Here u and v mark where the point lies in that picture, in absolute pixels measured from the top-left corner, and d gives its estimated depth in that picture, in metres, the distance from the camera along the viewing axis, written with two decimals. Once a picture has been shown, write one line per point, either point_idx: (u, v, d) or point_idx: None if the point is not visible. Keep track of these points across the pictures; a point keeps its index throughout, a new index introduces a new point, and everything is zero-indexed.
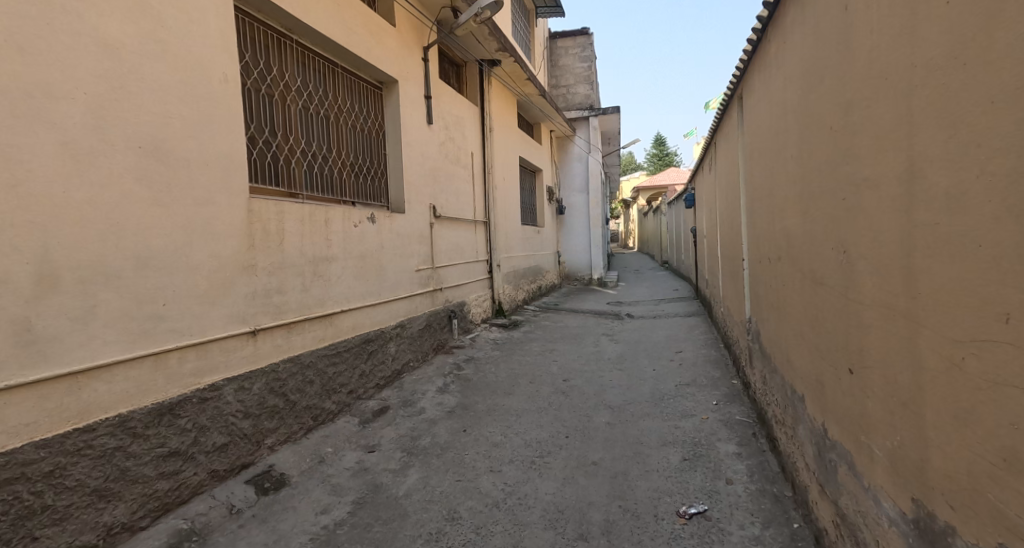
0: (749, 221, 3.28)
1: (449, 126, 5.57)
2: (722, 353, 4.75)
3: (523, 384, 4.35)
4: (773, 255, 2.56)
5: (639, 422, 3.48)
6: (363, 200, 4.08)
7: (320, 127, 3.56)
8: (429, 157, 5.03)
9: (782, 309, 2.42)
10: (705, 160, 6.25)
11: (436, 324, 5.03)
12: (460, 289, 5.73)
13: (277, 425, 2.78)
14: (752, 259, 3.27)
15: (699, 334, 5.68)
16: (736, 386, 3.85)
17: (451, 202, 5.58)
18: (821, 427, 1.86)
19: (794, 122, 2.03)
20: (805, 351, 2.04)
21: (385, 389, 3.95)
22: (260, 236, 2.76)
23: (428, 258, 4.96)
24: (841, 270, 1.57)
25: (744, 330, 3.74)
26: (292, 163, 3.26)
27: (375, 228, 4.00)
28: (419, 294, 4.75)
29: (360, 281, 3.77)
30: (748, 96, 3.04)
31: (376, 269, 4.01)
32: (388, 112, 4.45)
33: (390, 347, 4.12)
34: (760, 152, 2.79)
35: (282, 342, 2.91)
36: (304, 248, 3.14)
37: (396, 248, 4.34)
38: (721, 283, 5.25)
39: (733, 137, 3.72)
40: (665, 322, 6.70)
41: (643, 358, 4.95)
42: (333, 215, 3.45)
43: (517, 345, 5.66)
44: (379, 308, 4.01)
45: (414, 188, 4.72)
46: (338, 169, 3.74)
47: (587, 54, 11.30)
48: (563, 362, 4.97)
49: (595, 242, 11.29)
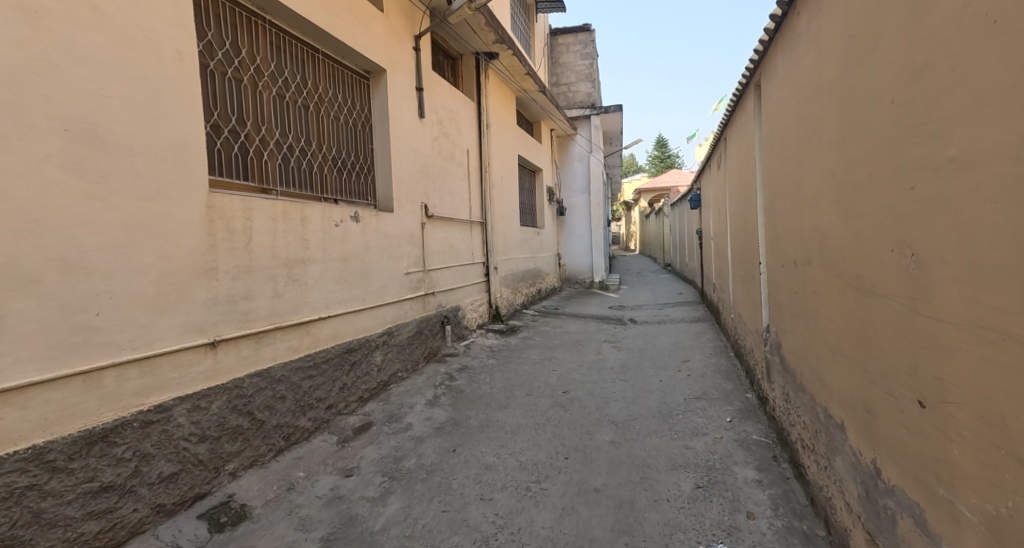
0: (768, 220, 2.98)
1: (442, 121, 5.27)
2: (733, 363, 4.43)
3: (520, 396, 4.04)
4: (801, 259, 2.26)
5: (645, 441, 3.17)
6: (347, 197, 3.79)
7: (298, 118, 3.27)
8: (421, 153, 4.74)
9: (813, 322, 2.11)
10: (712, 157, 5.96)
11: (427, 331, 4.73)
12: (454, 293, 5.43)
13: (240, 448, 2.47)
14: (770, 263, 2.96)
15: (706, 341, 5.37)
16: (752, 401, 3.53)
17: (445, 201, 5.29)
18: (869, 465, 1.55)
19: (834, 101, 1.73)
20: (845, 372, 1.74)
21: (369, 402, 3.65)
22: (224, 236, 2.46)
23: (419, 261, 4.66)
24: (906, 277, 1.26)
25: (761, 340, 3.43)
26: (265, 156, 2.97)
27: (359, 228, 3.71)
28: (409, 299, 4.45)
29: (342, 286, 3.47)
30: (769, 81, 2.74)
31: (361, 272, 3.71)
32: (377, 104, 4.16)
33: (375, 357, 3.82)
34: (783, 143, 2.48)
35: (248, 354, 2.61)
36: (277, 248, 2.84)
37: (384, 250, 4.04)
38: (732, 288, 4.94)
39: (748, 129, 3.41)
40: (670, 328, 6.38)
41: (648, 368, 4.64)
42: (311, 214, 3.16)
43: (513, 352, 5.35)
44: (363, 315, 3.72)
45: (404, 186, 4.42)
46: (317, 164, 3.45)
47: (588, 51, 11.02)
48: (563, 372, 4.66)
49: (596, 244, 10.99)
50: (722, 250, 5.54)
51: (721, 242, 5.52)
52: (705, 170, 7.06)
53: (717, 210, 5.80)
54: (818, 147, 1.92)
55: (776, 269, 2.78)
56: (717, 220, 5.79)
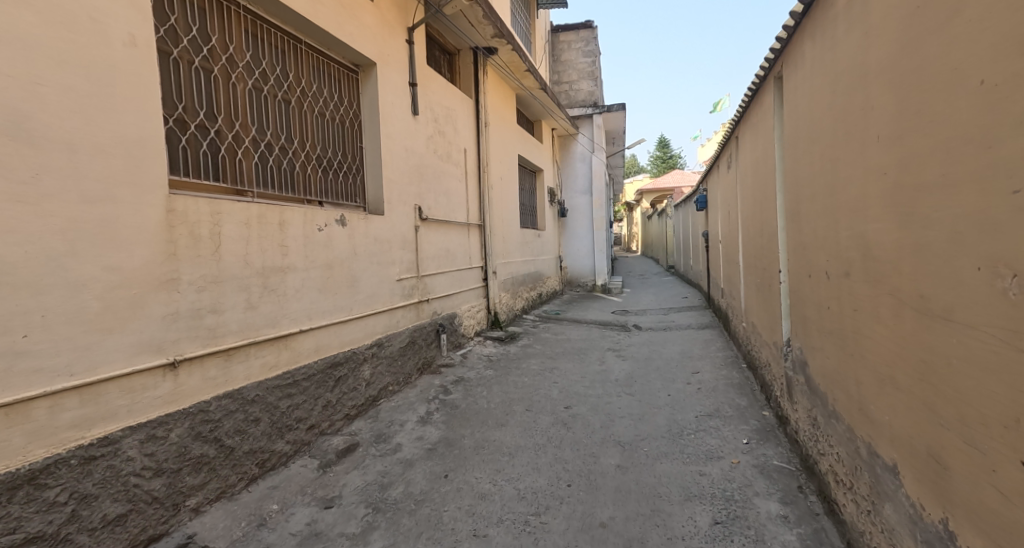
0: (790, 226, 2.71)
1: (438, 119, 5.02)
2: (746, 377, 4.17)
3: (519, 412, 3.78)
4: (835, 271, 1.99)
5: (655, 466, 2.90)
6: (333, 199, 3.54)
7: (277, 114, 3.01)
8: (414, 153, 4.48)
9: (851, 344, 1.85)
10: (722, 157, 5.69)
11: (421, 341, 4.47)
12: (450, 300, 5.18)
13: (206, 480, 2.21)
14: (793, 271, 2.70)
15: (716, 351, 5.11)
16: (770, 420, 3.26)
17: (440, 203, 5.03)
18: (938, 525, 1.28)
19: (888, 88, 1.46)
20: (900, 407, 1.48)
21: (356, 420, 3.39)
22: (188, 243, 2.20)
23: (412, 266, 4.41)
24: (1005, 304, 0.99)
25: (780, 355, 3.17)
26: (240, 155, 2.71)
27: (346, 232, 3.46)
28: (401, 307, 4.19)
29: (325, 295, 3.21)
30: (794, 72, 2.47)
31: (347, 280, 3.45)
32: (367, 100, 3.91)
33: (363, 371, 3.57)
34: (811, 140, 2.23)
35: (217, 374, 2.35)
36: (251, 256, 2.58)
37: (373, 256, 3.79)
38: (744, 296, 4.67)
39: (767, 125, 3.15)
40: (676, 336, 6.11)
41: (655, 380, 4.38)
42: (290, 218, 2.90)
43: (512, 362, 5.09)
44: (349, 326, 3.46)
45: (396, 187, 4.17)
46: (299, 163, 3.20)
47: (590, 49, 10.76)
48: (564, 384, 4.40)
49: (598, 246, 10.73)
50: (731, 255, 5.28)
51: (731, 246, 5.25)
52: (713, 170, 6.80)
53: (726, 213, 5.53)
54: (863, 143, 1.65)
55: (801, 281, 2.51)
56: (726, 223, 5.54)
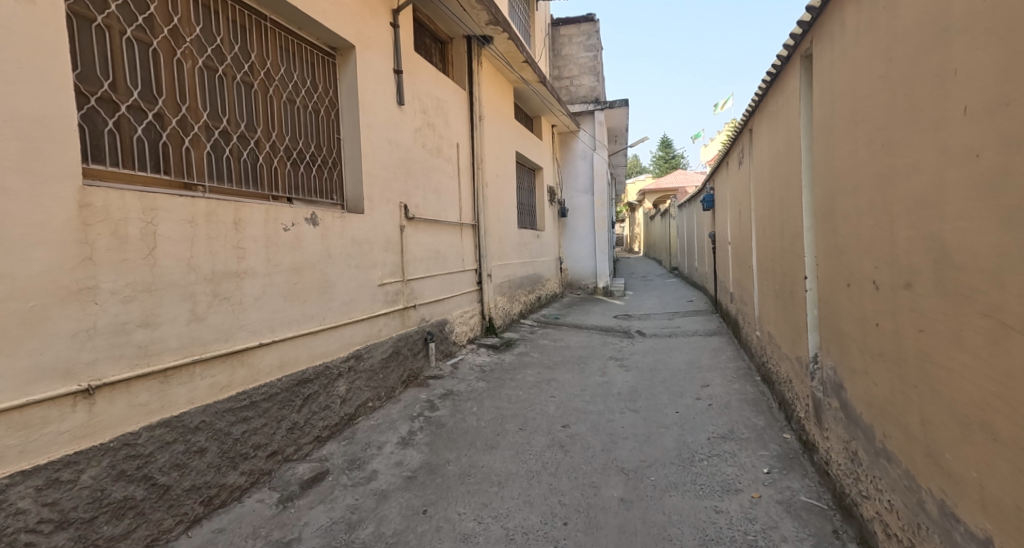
0: (821, 226, 2.35)
1: (427, 111, 4.67)
2: (761, 392, 3.80)
3: (511, 432, 3.42)
4: (889, 281, 1.63)
5: (664, 499, 2.53)
6: (304, 196, 3.20)
7: (236, 98, 2.66)
8: (399, 146, 4.14)
9: (914, 372, 1.48)
10: (732, 153, 5.33)
11: (406, 351, 4.12)
12: (440, 305, 4.83)
13: (131, 528, 1.86)
14: (825, 278, 2.32)
15: (726, 362, 4.74)
16: (794, 445, 2.89)
17: (429, 201, 4.68)
18: None
19: (986, 41, 1.10)
20: (999, 467, 1.11)
21: (327, 443, 3.04)
22: (110, 244, 1.85)
23: (395, 269, 4.06)
24: None
25: (804, 372, 2.80)
26: (187, 143, 2.36)
27: (317, 232, 3.11)
28: (383, 315, 3.85)
29: (291, 303, 2.86)
30: (830, 45, 2.11)
31: (318, 285, 3.10)
32: (344, 88, 3.58)
33: (337, 386, 3.22)
34: (854, 123, 1.86)
35: (151, 400, 1.99)
36: (196, 259, 2.22)
37: (350, 258, 3.44)
38: (758, 303, 4.31)
39: (790, 112, 2.78)
40: (682, 343, 5.74)
41: (661, 395, 4.02)
42: (249, 215, 2.55)
43: (507, 373, 4.73)
44: (321, 337, 3.11)
45: (378, 183, 3.82)
46: (263, 155, 2.85)
47: (591, 43, 10.40)
48: (562, 399, 4.04)
49: (600, 247, 10.37)
50: (743, 257, 4.91)
51: (743, 247, 4.88)
52: (721, 167, 6.42)
53: (738, 212, 5.16)
54: (941, 117, 1.29)
55: (837, 290, 2.14)
56: (737, 223, 5.18)
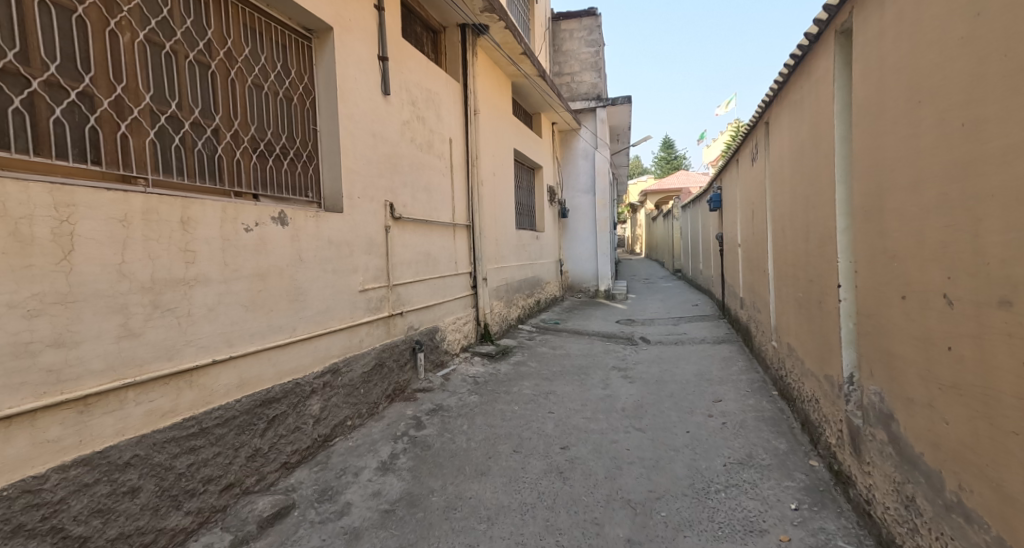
0: (861, 227, 2.01)
1: (415, 103, 4.36)
2: (780, 410, 3.46)
3: (504, 455, 3.08)
4: (970, 294, 1.29)
5: (677, 541, 2.19)
6: (274, 192, 2.87)
7: (189, 79, 2.34)
8: (383, 140, 3.82)
9: (1013, 415, 1.15)
10: (743, 149, 5.00)
11: (392, 363, 3.80)
12: (431, 312, 4.50)
13: None
14: (867, 287, 1.99)
15: (738, 374, 4.39)
16: (824, 476, 2.54)
17: (418, 200, 4.36)
18: None
19: None
20: None
21: (296, 470, 2.70)
22: (7, 246, 1.54)
23: (379, 274, 3.73)
24: None
25: (835, 393, 2.46)
26: (123, 129, 2.03)
27: (287, 233, 2.78)
28: (365, 323, 3.52)
29: (253, 313, 2.52)
30: (877, 11, 1.77)
31: (287, 292, 2.77)
32: (322, 74, 3.27)
33: (310, 405, 2.88)
34: (917, 101, 1.52)
35: (66, 433, 1.67)
36: (130, 265, 1.90)
37: (325, 262, 3.11)
38: (774, 312, 3.96)
39: (820, 96, 2.45)
40: (689, 352, 5.40)
41: (670, 411, 3.68)
42: (201, 213, 2.21)
43: (502, 385, 4.40)
44: (290, 351, 2.77)
45: (359, 180, 3.51)
46: (223, 146, 2.53)
47: (593, 38, 10.08)
48: (561, 416, 3.70)
49: (601, 249, 10.03)
50: (757, 261, 4.57)
51: (757, 250, 4.55)
52: (731, 165, 6.09)
53: (750, 212, 4.84)
54: None
55: (885, 303, 1.80)
56: (750, 224, 4.85)
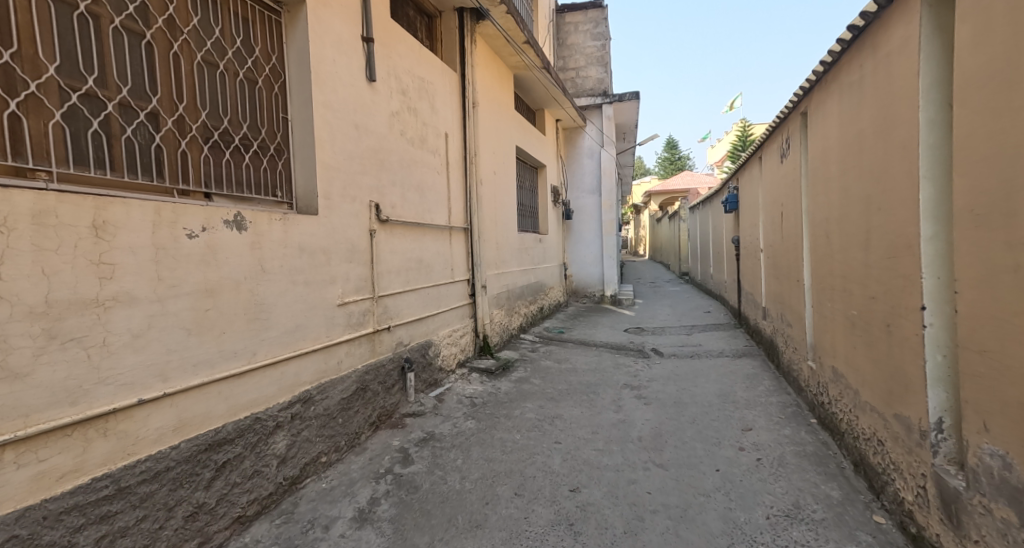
0: (968, 237, 1.55)
1: (406, 92, 3.92)
2: (824, 445, 2.99)
3: (505, 500, 2.62)
4: None
5: None
6: (233, 191, 2.42)
7: (114, 51, 1.88)
8: (368, 133, 3.38)
9: None
10: (769, 146, 4.56)
11: (377, 386, 3.35)
12: (423, 325, 4.05)
13: None
14: (977, 315, 1.52)
15: (767, 396, 3.93)
16: (897, 540, 2.07)
17: (409, 201, 3.92)
18: None
19: None
20: None
21: (253, 525, 2.24)
22: None
23: (363, 284, 3.28)
24: None
25: (911, 440, 1.99)
26: (15, 109, 1.59)
27: (246, 240, 2.32)
28: (345, 342, 3.07)
29: (201, 337, 2.06)
30: None
31: (247, 310, 2.32)
32: (293, 54, 2.81)
33: (274, 443, 2.42)
34: None
35: None
36: (11, 284, 1.45)
37: (296, 273, 2.66)
38: (812, 329, 3.49)
39: (896, 74, 1.99)
40: (707, 368, 4.94)
41: (695, 443, 3.23)
42: (124, 215, 1.76)
43: (502, 407, 3.95)
44: (249, 380, 2.31)
45: (338, 177, 3.07)
46: (164, 134, 2.07)
47: (600, 31, 9.65)
48: (569, 447, 3.25)
49: (607, 252, 9.57)
50: (787, 268, 4.11)
51: (788, 256, 4.09)
52: (751, 164, 5.63)
53: (778, 215, 4.37)
54: None
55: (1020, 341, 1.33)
56: (778, 227, 4.39)
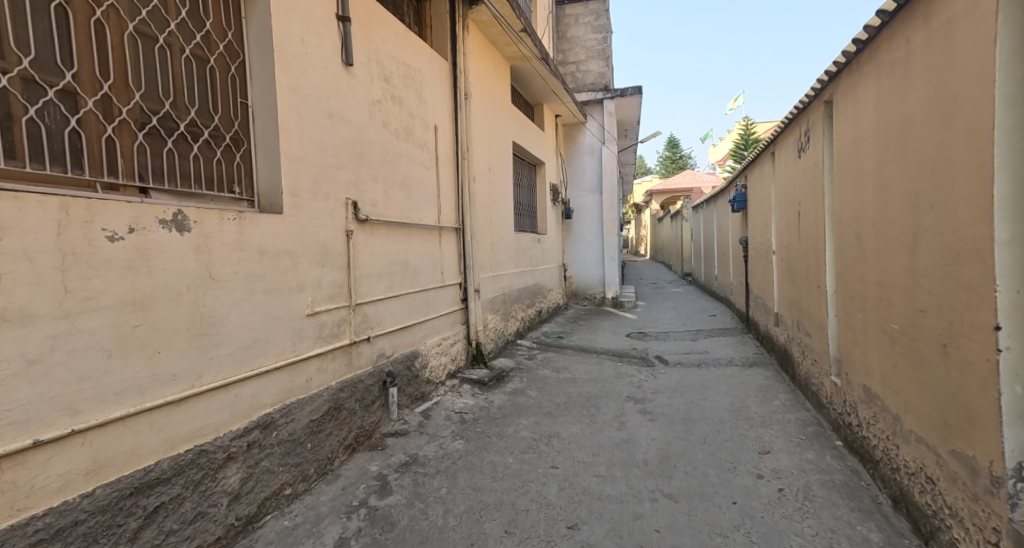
0: None
1: (390, 80, 3.59)
2: (854, 474, 2.65)
3: (492, 541, 2.28)
4: None
5: None
6: (178, 184, 2.08)
7: (11, 14, 1.54)
8: (345, 122, 3.05)
9: None
10: (784, 140, 4.22)
11: (353, 404, 3.01)
12: (408, 334, 3.72)
13: None
14: None
15: (784, 413, 3.59)
16: None
17: (393, 198, 3.59)
18: None
19: None
20: None
21: None
22: None
23: (338, 291, 2.95)
24: None
25: (976, 486, 1.66)
26: None
27: (190, 243, 1.99)
28: (315, 357, 2.74)
29: (127, 359, 1.72)
30: None
31: (191, 324, 1.98)
32: (253, 31, 2.46)
33: (224, 479, 2.09)
34: None
35: None
36: None
37: (254, 280, 2.32)
38: (836, 340, 3.16)
39: (964, 44, 1.65)
40: (715, 378, 4.61)
41: (708, 469, 2.89)
42: (15, 214, 1.42)
43: (495, 424, 3.61)
44: (192, 408, 1.97)
45: (308, 172, 2.73)
46: (82, 117, 1.73)
47: (601, 24, 9.31)
48: (568, 472, 2.92)
49: (608, 253, 9.24)
50: (805, 273, 3.78)
51: (806, 259, 3.75)
52: (762, 160, 5.30)
53: (794, 214, 4.04)
54: None
55: None
56: (795, 228, 4.04)
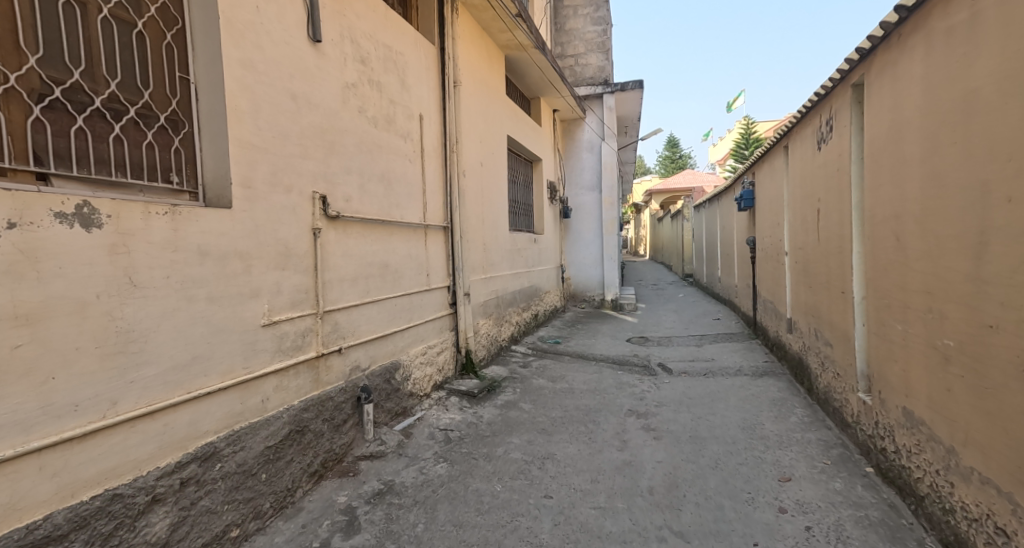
0: None
1: (367, 61, 3.23)
2: (893, 509, 2.30)
3: None
4: None
5: None
6: (93, 171, 1.71)
7: None
8: (311, 106, 2.69)
9: None
10: (801, 131, 3.88)
11: (319, 426, 2.65)
12: (388, 343, 3.37)
13: None
14: None
15: (802, 432, 3.24)
16: None
17: (370, 193, 3.23)
18: None
19: None
20: None
21: None
22: None
23: (303, 298, 2.60)
24: None
25: None
26: None
27: (103, 242, 1.63)
28: (273, 374, 2.38)
29: (4, 390, 1.37)
30: None
31: (102, 341, 1.62)
32: None
33: (146, 527, 1.74)
34: None
35: None
36: None
37: (194, 286, 1.96)
38: (865, 353, 2.82)
39: None
40: (723, 389, 4.27)
41: (723, 500, 2.54)
42: None
43: (483, 444, 3.26)
44: (102, 445, 1.61)
45: (265, 162, 2.38)
46: None
47: (601, 15, 8.96)
48: (564, 504, 2.56)
49: (608, 253, 8.91)
50: (825, 277, 3.43)
51: (826, 261, 3.41)
52: (772, 155, 4.97)
53: (812, 212, 3.69)
54: None
55: None
56: (812, 227, 3.70)
